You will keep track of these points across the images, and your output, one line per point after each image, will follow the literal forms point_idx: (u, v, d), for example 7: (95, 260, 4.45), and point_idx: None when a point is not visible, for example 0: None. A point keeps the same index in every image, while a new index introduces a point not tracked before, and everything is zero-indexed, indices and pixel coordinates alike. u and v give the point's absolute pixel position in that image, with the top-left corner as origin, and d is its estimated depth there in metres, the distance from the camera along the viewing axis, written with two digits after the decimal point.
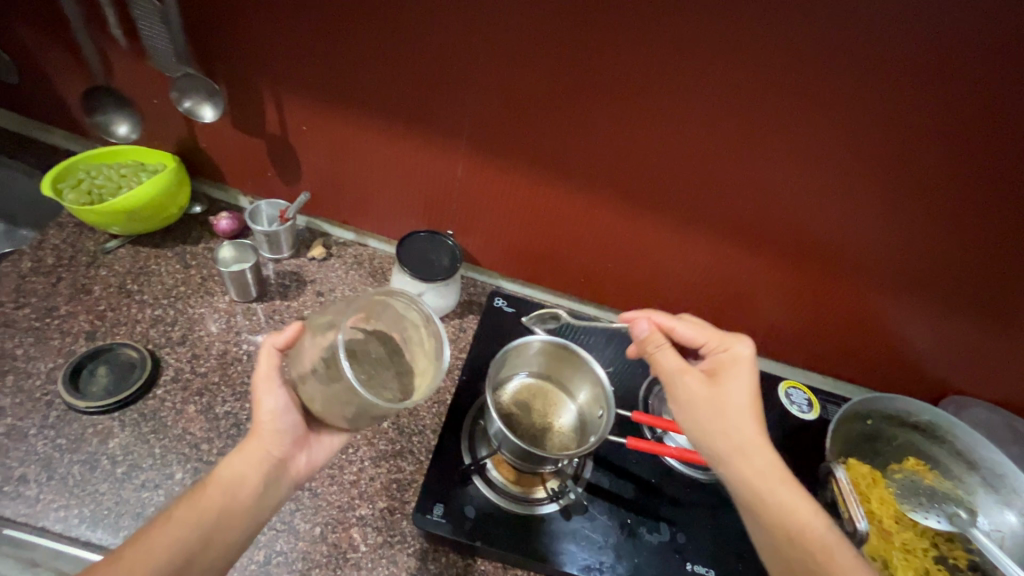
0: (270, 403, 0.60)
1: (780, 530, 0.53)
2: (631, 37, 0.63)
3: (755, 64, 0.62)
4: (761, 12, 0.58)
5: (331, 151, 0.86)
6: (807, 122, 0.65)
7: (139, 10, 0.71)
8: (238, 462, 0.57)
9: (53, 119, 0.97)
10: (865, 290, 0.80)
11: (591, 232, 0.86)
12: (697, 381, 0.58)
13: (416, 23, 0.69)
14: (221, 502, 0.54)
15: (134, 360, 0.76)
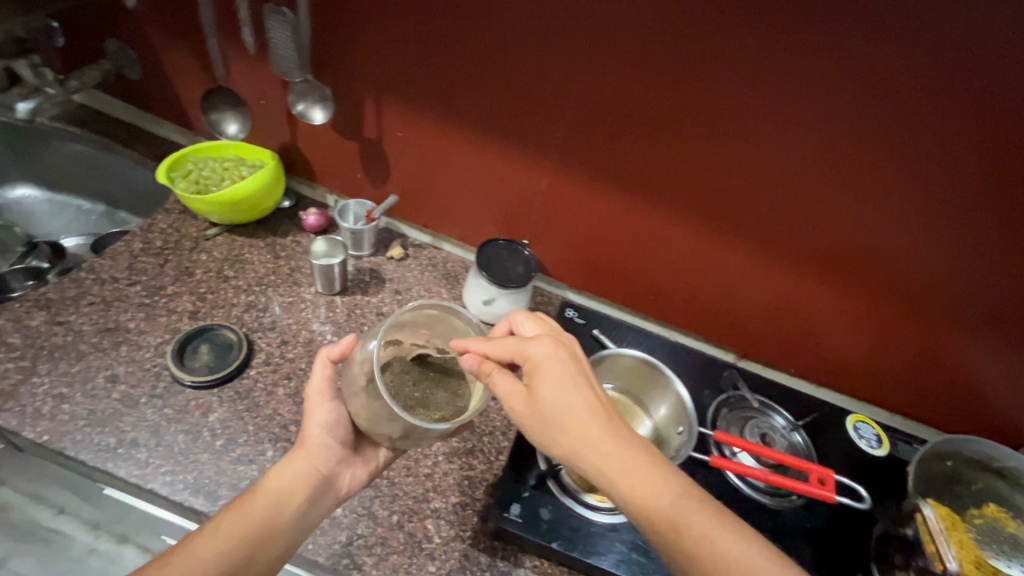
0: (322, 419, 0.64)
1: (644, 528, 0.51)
2: (735, 65, 0.66)
3: (854, 95, 0.64)
4: (867, 46, 0.60)
5: (422, 158, 0.91)
6: (903, 152, 0.66)
7: (271, 20, 0.77)
8: (292, 473, 0.61)
9: (165, 113, 1.05)
10: (944, 325, 0.79)
11: (665, 251, 0.88)
12: (521, 403, 0.54)
13: (525, 42, 0.73)
14: (275, 511, 0.58)
15: (231, 342, 0.81)
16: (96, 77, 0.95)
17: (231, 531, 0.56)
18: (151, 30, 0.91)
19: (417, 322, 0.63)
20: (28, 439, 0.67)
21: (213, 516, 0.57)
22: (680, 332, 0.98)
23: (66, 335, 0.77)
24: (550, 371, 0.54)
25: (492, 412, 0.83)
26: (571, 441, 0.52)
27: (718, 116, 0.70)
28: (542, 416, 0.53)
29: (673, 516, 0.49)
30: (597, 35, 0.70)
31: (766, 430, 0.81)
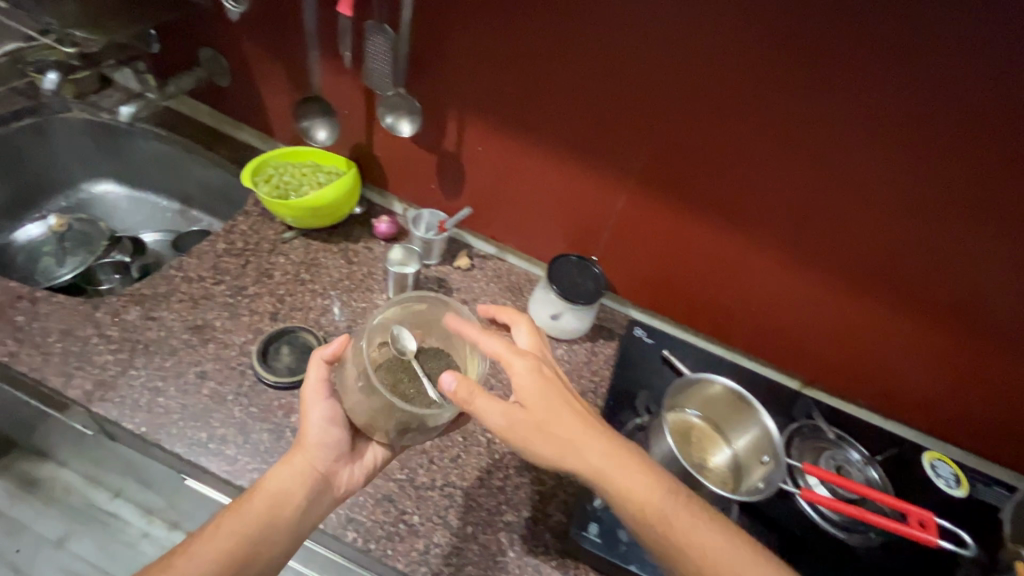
0: (319, 421, 0.65)
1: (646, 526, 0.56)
2: (835, 93, 0.67)
3: (953, 125, 0.64)
4: (970, 79, 0.61)
5: (499, 172, 0.92)
6: (998, 183, 0.66)
7: (371, 36, 0.80)
8: (288, 475, 0.62)
9: (247, 118, 1.09)
10: None
11: (739, 274, 0.88)
12: (520, 418, 0.55)
13: (619, 65, 0.75)
14: (270, 514, 0.59)
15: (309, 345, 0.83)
16: (192, 83, 1.01)
17: (230, 530, 0.58)
18: (246, 40, 0.94)
19: (406, 319, 0.65)
20: (127, 429, 0.70)
21: (215, 517, 0.59)
22: (745, 356, 0.97)
23: (159, 330, 0.80)
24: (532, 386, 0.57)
25: None
26: (557, 457, 0.56)
27: (812, 141, 0.71)
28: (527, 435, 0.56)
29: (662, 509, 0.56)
30: (694, 59, 0.71)
31: (842, 462, 0.78)
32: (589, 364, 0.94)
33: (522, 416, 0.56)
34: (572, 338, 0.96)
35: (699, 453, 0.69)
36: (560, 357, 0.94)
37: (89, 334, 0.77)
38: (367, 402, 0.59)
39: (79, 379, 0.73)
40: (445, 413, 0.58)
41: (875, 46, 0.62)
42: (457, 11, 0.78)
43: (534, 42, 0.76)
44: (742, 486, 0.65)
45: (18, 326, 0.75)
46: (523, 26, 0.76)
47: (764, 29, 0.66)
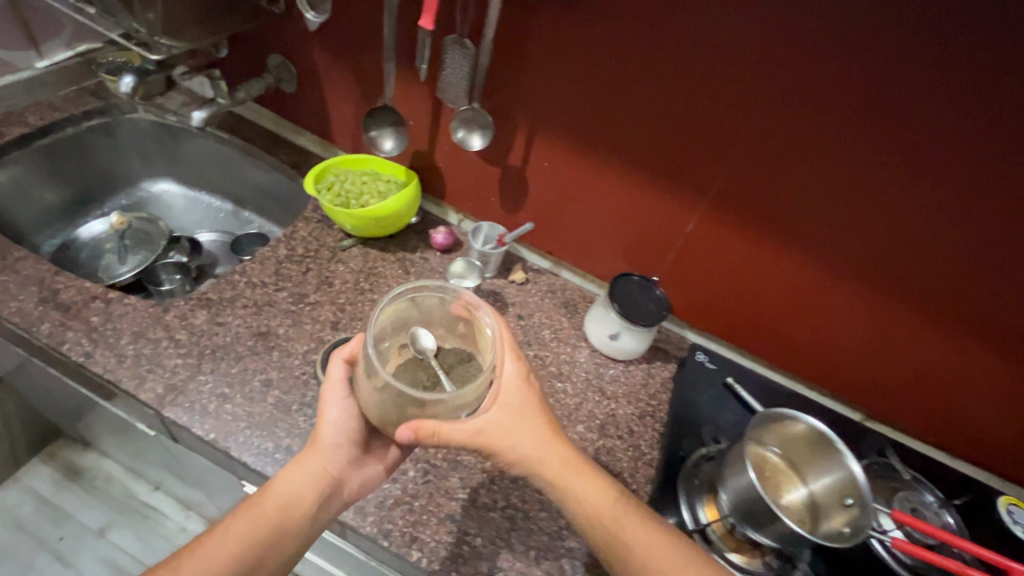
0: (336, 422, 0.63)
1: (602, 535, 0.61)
2: (935, 124, 0.65)
3: None
4: None
5: (564, 189, 0.91)
6: None
7: (451, 52, 0.80)
8: (301, 475, 0.60)
9: (308, 124, 1.09)
10: None
11: (810, 302, 0.85)
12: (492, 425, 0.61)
13: (702, 87, 0.73)
14: (281, 517, 0.58)
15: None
16: (260, 89, 1.01)
17: (241, 532, 0.57)
18: (317, 49, 0.95)
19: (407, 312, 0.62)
20: (197, 435, 0.71)
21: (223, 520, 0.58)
22: (807, 386, 0.94)
23: (225, 335, 0.81)
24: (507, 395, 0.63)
25: (619, 452, 0.82)
26: (528, 459, 0.61)
27: (903, 173, 0.69)
28: (498, 442, 0.61)
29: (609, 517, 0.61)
30: (783, 84, 0.69)
31: (918, 504, 0.75)
32: (646, 387, 0.91)
33: (493, 424, 0.61)
34: (630, 359, 0.94)
35: (774, 489, 0.66)
36: (616, 378, 0.92)
37: (160, 337, 0.78)
38: (376, 395, 0.58)
39: (151, 382, 0.74)
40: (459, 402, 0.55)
41: (983, 79, 0.60)
42: (538, 28, 0.77)
43: (613, 62, 0.76)
44: (821, 526, 0.62)
45: (92, 327, 0.77)
46: (605, 45, 0.75)
47: (861, 56, 0.64)
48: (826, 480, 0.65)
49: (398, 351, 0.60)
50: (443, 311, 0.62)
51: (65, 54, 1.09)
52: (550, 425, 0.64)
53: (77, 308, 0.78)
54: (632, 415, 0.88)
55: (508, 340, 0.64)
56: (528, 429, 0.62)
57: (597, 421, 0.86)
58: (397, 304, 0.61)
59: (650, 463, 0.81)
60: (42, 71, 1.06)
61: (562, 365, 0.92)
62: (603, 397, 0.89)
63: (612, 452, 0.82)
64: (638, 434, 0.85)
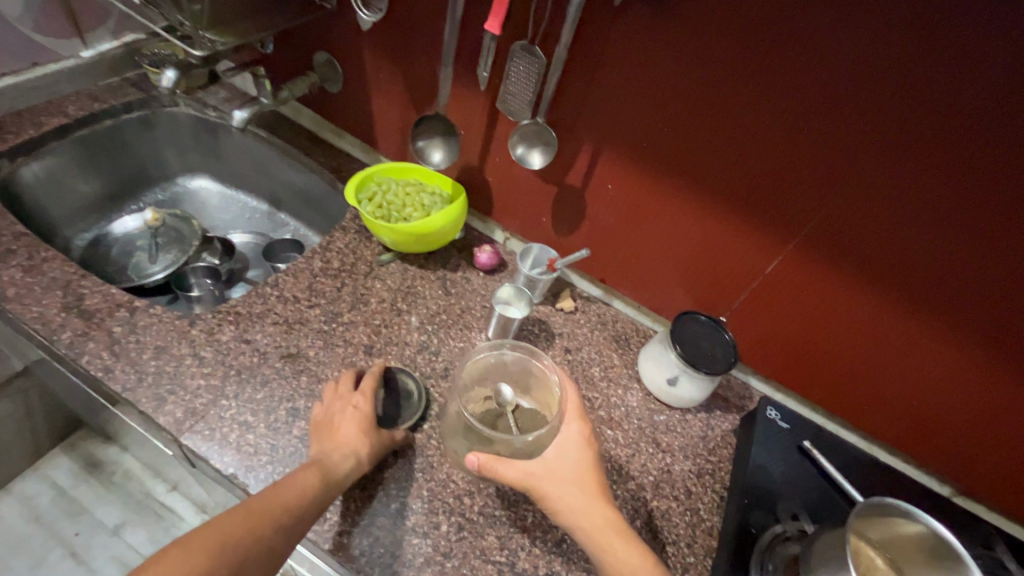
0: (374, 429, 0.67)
1: None
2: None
3: None
4: None
5: (627, 214, 0.82)
6: None
7: (516, 58, 0.72)
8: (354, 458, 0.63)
9: (351, 127, 1.03)
10: None
11: (902, 363, 0.74)
12: (545, 472, 0.61)
13: (802, 114, 0.63)
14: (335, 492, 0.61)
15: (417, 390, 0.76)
16: (305, 88, 0.95)
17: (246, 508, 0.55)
18: (368, 49, 0.88)
19: (496, 372, 0.73)
20: (215, 467, 0.65)
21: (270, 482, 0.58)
22: (886, 450, 0.83)
23: (253, 355, 0.75)
24: (568, 446, 0.63)
25: (674, 516, 0.73)
26: (580, 512, 0.59)
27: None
28: (546, 487, 0.60)
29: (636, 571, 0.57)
30: (903, 118, 0.59)
31: None
32: (705, 441, 0.82)
33: (547, 468, 0.61)
34: (687, 406, 0.85)
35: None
36: (672, 428, 0.83)
37: (184, 353, 0.72)
38: (457, 430, 0.67)
39: (171, 404, 0.68)
40: (519, 442, 0.62)
41: None
42: (617, 37, 0.68)
43: (699, 79, 0.67)
44: None
45: (114, 339, 0.72)
46: (692, 61, 0.66)
47: (1009, 88, 0.53)
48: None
49: (479, 397, 0.70)
50: (520, 366, 0.72)
51: (111, 44, 1.05)
52: (598, 485, 0.62)
53: (100, 316, 0.73)
54: (689, 472, 0.78)
55: (573, 396, 0.67)
56: (577, 481, 0.61)
57: (651, 478, 0.77)
58: (488, 357, 0.72)
59: (711, 532, 0.73)
60: (87, 61, 1.02)
61: (613, 410, 0.83)
62: (658, 449, 0.80)
63: (667, 516, 0.73)
64: (696, 495, 0.76)
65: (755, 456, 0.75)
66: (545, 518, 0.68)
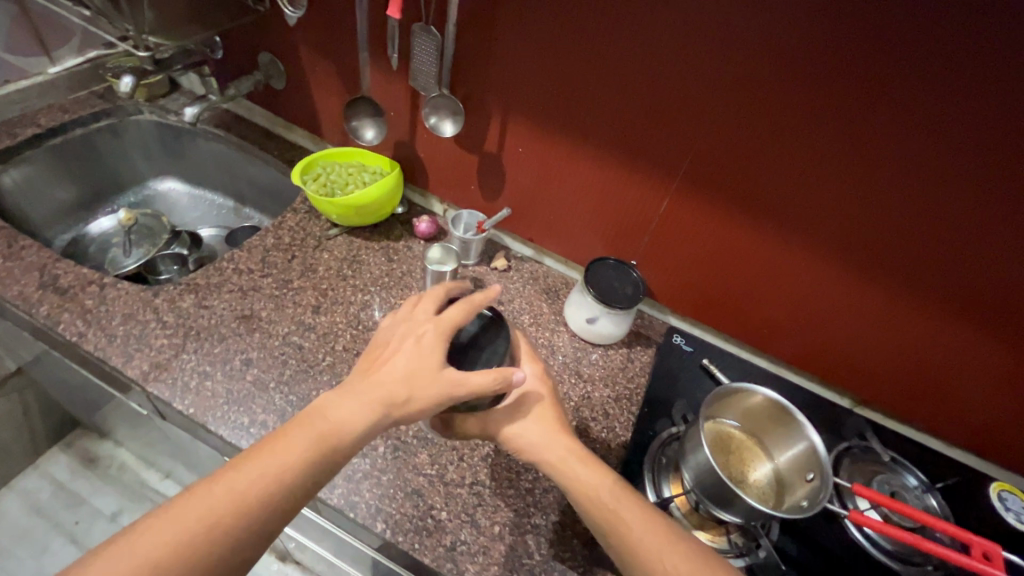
0: (406, 375, 0.59)
1: (582, 497, 0.60)
2: (903, 99, 0.62)
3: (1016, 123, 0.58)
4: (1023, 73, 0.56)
5: (539, 174, 0.93)
6: None
7: (420, 40, 0.83)
8: (361, 414, 0.56)
9: (299, 120, 1.13)
10: None
11: (789, 285, 0.84)
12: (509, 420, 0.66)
13: (666, 65, 0.73)
14: (338, 448, 0.54)
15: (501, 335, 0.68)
16: (251, 86, 1.06)
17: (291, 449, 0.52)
18: (300, 44, 0.98)
19: None
20: (177, 409, 0.74)
21: (262, 441, 0.52)
22: (790, 370, 0.94)
23: (211, 317, 0.85)
24: (528, 390, 0.69)
25: (592, 434, 0.83)
26: (542, 449, 0.64)
27: (877, 150, 0.67)
28: (507, 428, 0.66)
29: (588, 488, 0.60)
30: (744, 58, 0.68)
31: (894, 486, 0.73)
32: (624, 371, 0.92)
33: (511, 413, 0.67)
34: (608, 342, 0.95)
35: (738, 465, 0.66)
36: (594, 362, 0.93)
37: (149, 318, 0.82)
38: None
39: (137, 359, 0.78)
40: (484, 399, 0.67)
41: (954, 47, 0.57)
42: (501, 13, 0.78)
43: (575, 44, 0.76)
44: (784, 498, 0.62)
45: (86, 309, 0.81)
46: (567, 27, 0.75)
47: (813, 27, 0.62)
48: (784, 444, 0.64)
49: None
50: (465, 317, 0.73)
51: (76, 61, 1.16)
52: (558, 420, 0.68)
53: (73, 292, 0.83)
54: (608, 397, 0.88)
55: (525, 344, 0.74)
56: (537, 419, 0.67)
57: (572, 404, 0.86)
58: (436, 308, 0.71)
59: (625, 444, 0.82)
60: (55, 77, 1.13)
61: (540, 349, 0.93)
62: (580, 379, 0.90)
63: (585, 433, 0.83)
64: (612, 416, 0.86)
65: None
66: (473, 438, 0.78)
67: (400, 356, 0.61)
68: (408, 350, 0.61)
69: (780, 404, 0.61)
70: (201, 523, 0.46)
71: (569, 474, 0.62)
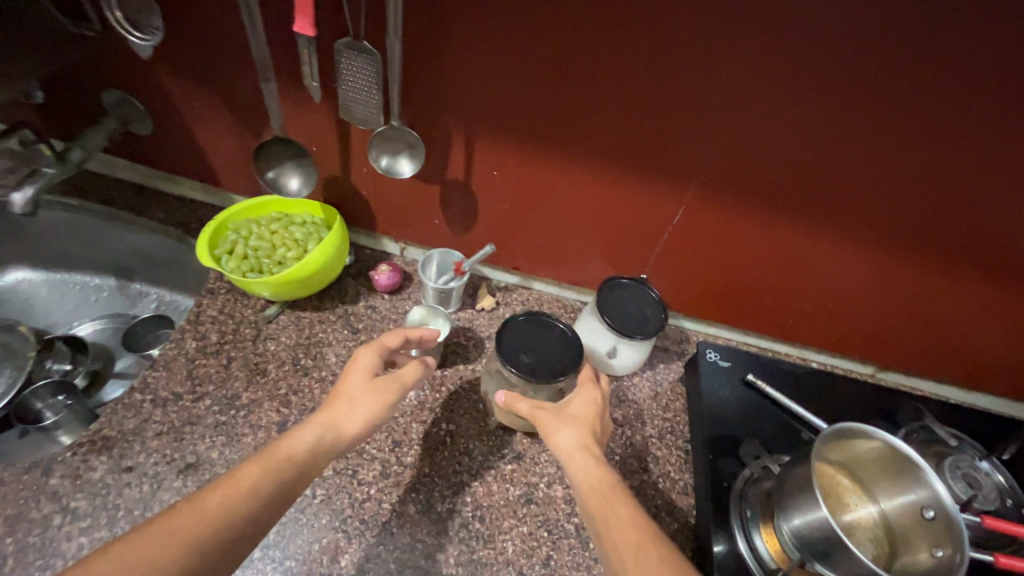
0: (354, 402, 0.59)
1: (592, 507, 0.52)
2: (976, 77, 0.51)
3: None
4: None
5: (521, 196, 0.76)
6: None
7: (347, 59, 0.61)
8: (314, 438, 0.55)
9: (184, 170, 0.86)
10: None
11: (818, 276, 0.76)
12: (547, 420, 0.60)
13: (662, 58, 0.56)
14: (297, 474, 0.52)
15: (572, 351, 0.69)
16: (103, 139, 0.78)
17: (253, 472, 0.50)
18: (166, 77, 0.72)
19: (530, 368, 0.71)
20: None
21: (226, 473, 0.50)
22: (815, 350, 0.90)
23: (144, 483, 0.63)
24: (576, 401, 0.63)
25: (649, 487, 0.73)
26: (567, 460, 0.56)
27: (936, 137, 0.57)
28: (547, 422, 0.60)
29: (598, 501, 0.52)
30: (764, 40, 0.53)
31: (971, 469, 0.68)
32: (657, 401, 0.82)
33: (558, 414, 0.61)
34: (631, 371, 0.83)
35: (840, 512, 0.58)
36: (622, 397, 0.82)
37: (51, 513, 0.60)
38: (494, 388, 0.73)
39: None
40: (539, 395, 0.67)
41: None
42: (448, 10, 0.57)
43: (546, 43, 0.58)
44: (897, 558, 0.55)
45: None
46: (530, 23, 0.56)
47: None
48: (898, 493, 0.57)
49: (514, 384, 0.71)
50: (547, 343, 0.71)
51: None
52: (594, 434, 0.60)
53: None
54: (650, 437, 0.78)
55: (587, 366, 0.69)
56: (580, 428, 0.59)
57: (617, 457, 0.75)
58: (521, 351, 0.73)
59: (685, 490, 0.74)
60: None
61: None
62: (615, 425, 0.79)
63: (642, 489, 0.73)
64: (662, 458, 0.76)
65: (705, 397, 0.76)
66: (526, 542, 0.65)
67: (350, 381, 0.60)
68: (361, 381, 0.60)
69: (911, 452, 0.54)
70: (152, 559, 0.42)
71: (589, 492, 0.53)
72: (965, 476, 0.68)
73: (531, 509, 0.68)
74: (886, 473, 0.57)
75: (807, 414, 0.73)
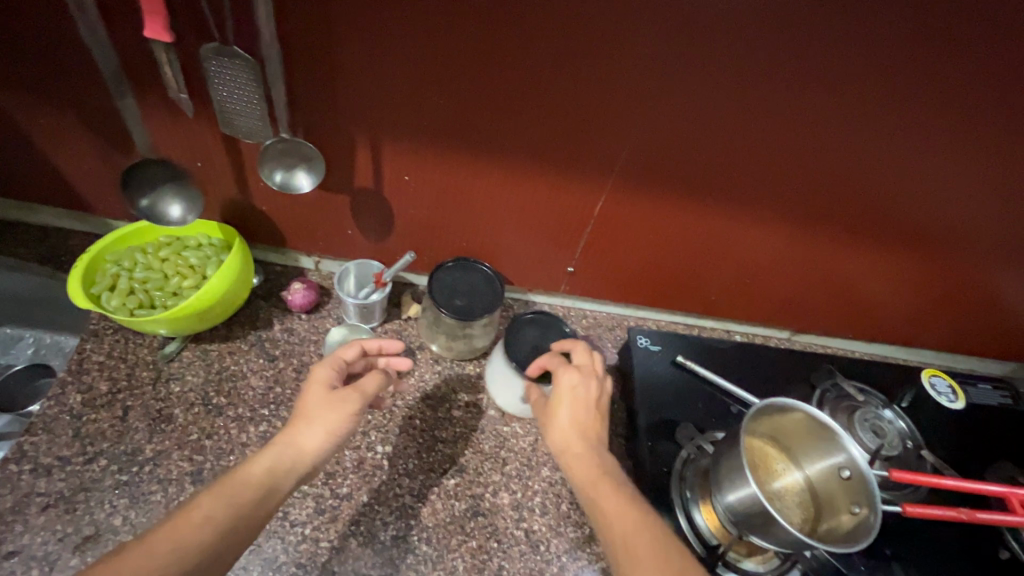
0: (312, 419, 0.52)
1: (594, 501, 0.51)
2: (867, 58, 0.53)
3: (967, 59, 0.53)
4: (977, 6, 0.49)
5: (437, 200, 0.72)
6: (1005, 116, 0.58)
7: (219, 68, 0.55)
8: (270, 461, 0.48)
9: (42, 197, 0.75)
10: (996, 269, 0.78)
11: (735, 253, 0.79)
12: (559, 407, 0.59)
13: (577, 49, 0.54)
14: (256, 498, 0.45)
15: (497, 300, 0.73)
16: None
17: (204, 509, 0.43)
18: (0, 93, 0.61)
19: None
20: None
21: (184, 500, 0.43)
22: (737, 323, 0.95)
23: (33, 567, 0.55)
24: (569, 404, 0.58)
25: None
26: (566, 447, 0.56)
27: (836, 115, 0.59)
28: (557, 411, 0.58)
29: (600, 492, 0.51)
30: (680, 24, 0.52)
31: (875, 419, 0.76)
32: None
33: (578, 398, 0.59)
34: None
35: (767, 481, 0.62)
36: None
37: None
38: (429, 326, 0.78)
39: None
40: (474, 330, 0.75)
41: None
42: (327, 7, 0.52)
43: (447, 37, 0.54)
44: (822, 523, 0.60)
45: None
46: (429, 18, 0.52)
47: None
48: (825, 464, 0.61)
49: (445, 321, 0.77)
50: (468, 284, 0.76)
51: None
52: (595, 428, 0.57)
53: None
54: None
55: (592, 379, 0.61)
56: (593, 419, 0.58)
57: None
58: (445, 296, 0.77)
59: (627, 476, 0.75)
60: None
61: None
62: None
63: None
64: None
65: (639, 383, 0.77)
66: (476, 556, 0.64)
67: (309, 400, 0.54)
68: (320, 397, 0.54)
69: (829, 421, 0.57)
70: None
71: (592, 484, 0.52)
72: (877, 428, 0.75)
73: (479, 521, 0.66)
74: (808, 441, 0.61)
75: (733, 388, 0.76)
